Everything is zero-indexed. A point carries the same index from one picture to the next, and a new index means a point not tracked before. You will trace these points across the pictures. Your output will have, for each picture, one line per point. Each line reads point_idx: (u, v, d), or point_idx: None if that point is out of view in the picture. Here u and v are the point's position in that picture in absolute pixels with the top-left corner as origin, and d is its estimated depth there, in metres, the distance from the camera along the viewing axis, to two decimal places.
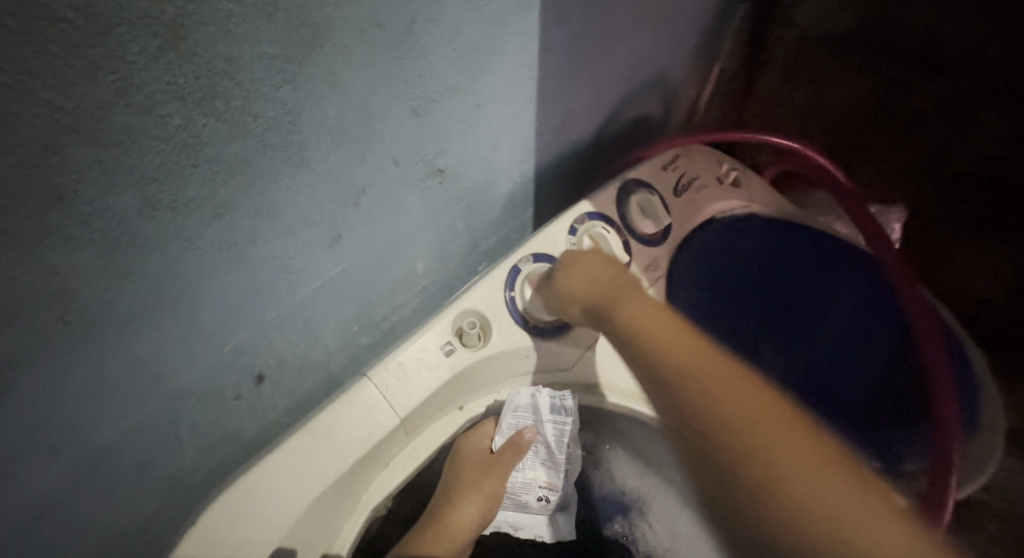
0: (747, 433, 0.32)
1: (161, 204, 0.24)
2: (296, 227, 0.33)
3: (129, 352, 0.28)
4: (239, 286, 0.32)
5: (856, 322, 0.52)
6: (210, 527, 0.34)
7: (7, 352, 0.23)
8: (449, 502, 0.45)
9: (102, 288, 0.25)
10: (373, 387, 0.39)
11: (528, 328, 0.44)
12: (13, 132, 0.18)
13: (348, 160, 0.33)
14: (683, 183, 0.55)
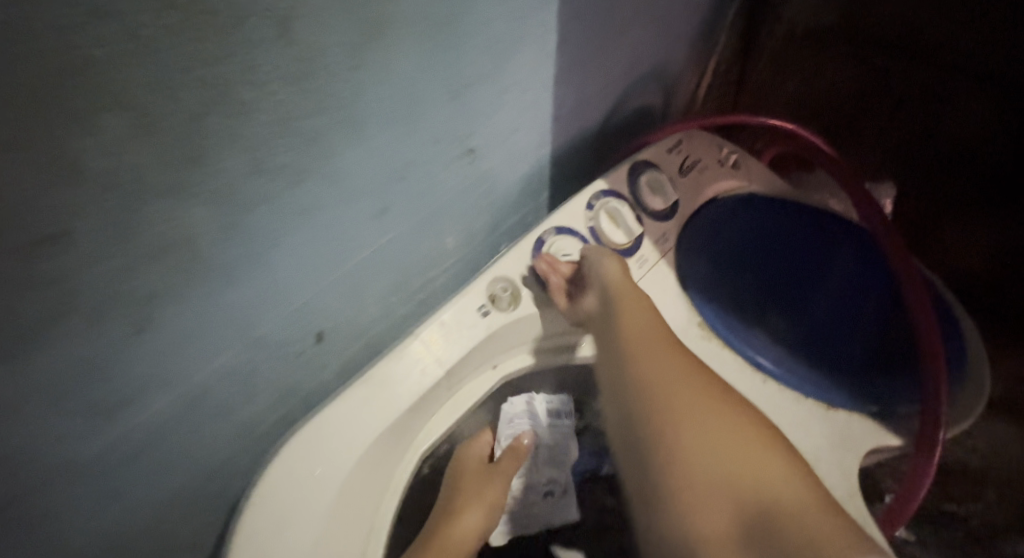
0: (688, 423, 0.35)
1: (260, 168, 0.29)
2: (356, 197, 0.37)
3: (229, 302, 0.32)
4: (312, 248, 0.35)
5: (851, 288, 0.55)
6: (278, 473, 0.36)
7: (147, 288, 0.27)
8: (452, 515, 0.52)
9: (215, 239, 0.29)
10: (419, 343, 0.43)
11: (556, 293, 0.48)
12: (171, 101, 0.23)
13: (398, 136, 0.37)
14: (687, 165, 0.59)
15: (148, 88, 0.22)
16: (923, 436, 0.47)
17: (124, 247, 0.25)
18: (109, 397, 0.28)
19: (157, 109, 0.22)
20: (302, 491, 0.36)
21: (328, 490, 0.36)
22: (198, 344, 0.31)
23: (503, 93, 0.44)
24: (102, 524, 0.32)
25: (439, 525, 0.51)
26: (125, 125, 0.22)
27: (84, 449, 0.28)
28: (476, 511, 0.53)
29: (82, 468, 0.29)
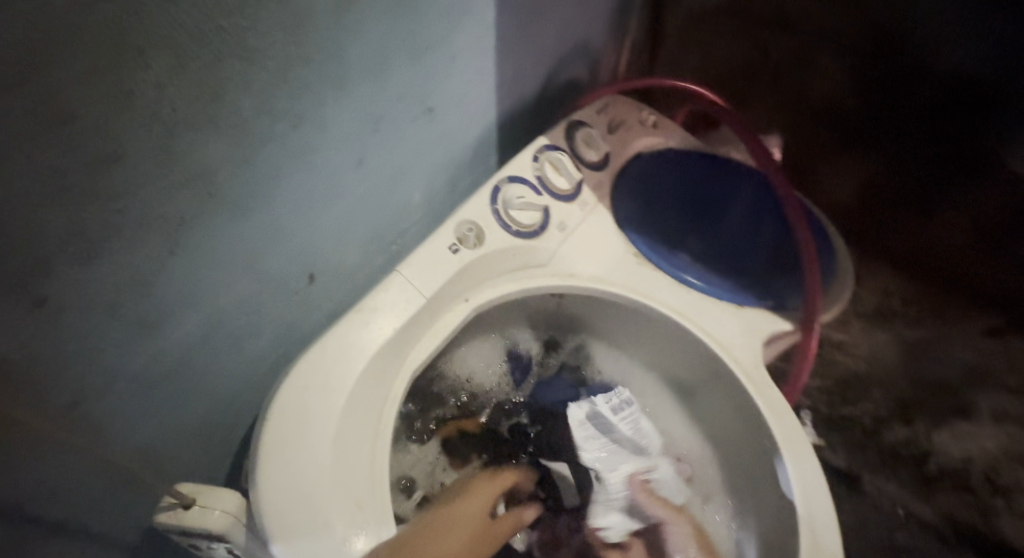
0: None
1: (264, 109, 0.34)
2: (336, 144, 0.42)
3: (239, 230, 0.37)
4: (303, 186, 0.40)
5: (749, 219, 0.66)
6: (287, 390, 0.40)
7: (180, 209, 0.32)
8: (456, 496, 0.48)
9: (230, 169, 0.34)
10: (402, 276, 0.48)
11: (512, 232, 0.55)
12: (201, 43, 0.28)
13: (369, 91, 0.42)
14: (613, 124, 0.69)
15: (186, 30, 0.26)
16: (805, 323, 0.59)
17: (164, 168, 0.30)
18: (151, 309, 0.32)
19: (190, 50, 0.27)
20: (318, 398, 0.40)
21: (337, 397, 0.41)
22: (216, 266, 0.36)
23: (455, 58, 0.50)
24: (136, 442, 0.35)
25: (436, 503, 0.46)
26: (168, 63, 0.27)
27: (130, 356, 0.32)
28: (477, 501, 0.48)
29: (128, 379, 0.33)
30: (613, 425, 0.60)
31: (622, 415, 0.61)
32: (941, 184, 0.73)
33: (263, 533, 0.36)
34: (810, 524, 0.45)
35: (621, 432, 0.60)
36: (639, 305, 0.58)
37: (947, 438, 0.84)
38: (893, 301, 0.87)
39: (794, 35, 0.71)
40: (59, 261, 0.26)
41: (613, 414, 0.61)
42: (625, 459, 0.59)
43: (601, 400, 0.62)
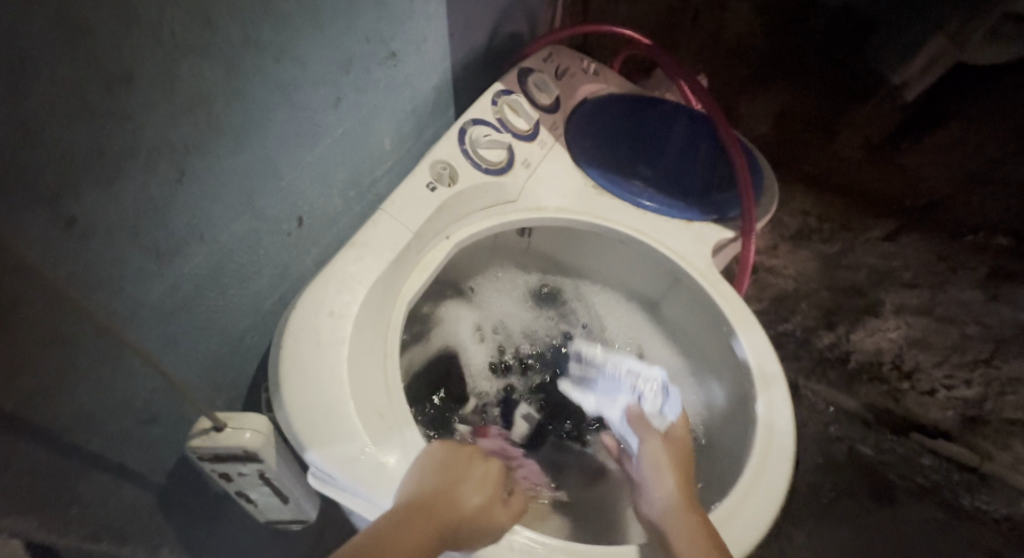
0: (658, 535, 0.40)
1: (251, 41, 0.33)
2: (315, 83, 0.41)
3: (234, 166, 0.37)
4: (288, 125, 0.41)
5: (689, 144, 0.72)
6: (298, 322, 0.43)
7: (184, 140, 0.32)
8: (451, 483, 0.37)
9: (226, 103, 0.34)
10: (388, 214, 0.51)
11: (483, 169, 0.59)
12: None
13: (343, 30, 0.42)
14: (560, 71, 0.73)
15: None
16: (743, 232, 0.66)
17: (170, 97, 0.30)
18: (163, 242, 0.33)
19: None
20: (327, 325, 0.43)
21: (345, 324, 0.43)
22: (217, 203, 0.37)
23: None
24: (155, 379, 0.36)
25: (446, 455, 0.39)
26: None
27: (148, 286, 0.33)
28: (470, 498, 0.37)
29: (149, 310, 0.34)
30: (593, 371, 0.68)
31: (602, 368, 0.68)
32: (835, 106, 0.85)
33: (296, 446, 0.39)
34: (767, 395, 0.52)
35: (601, 376, 0.67)
36: (602, 228, 0.64)
37: (863, 336, 0.95)
38: (810, 221, 0.99)
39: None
40: (85, 184, 0.27)
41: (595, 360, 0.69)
42: (621, 393, 0.63)
43: (582, 352, 0.70)
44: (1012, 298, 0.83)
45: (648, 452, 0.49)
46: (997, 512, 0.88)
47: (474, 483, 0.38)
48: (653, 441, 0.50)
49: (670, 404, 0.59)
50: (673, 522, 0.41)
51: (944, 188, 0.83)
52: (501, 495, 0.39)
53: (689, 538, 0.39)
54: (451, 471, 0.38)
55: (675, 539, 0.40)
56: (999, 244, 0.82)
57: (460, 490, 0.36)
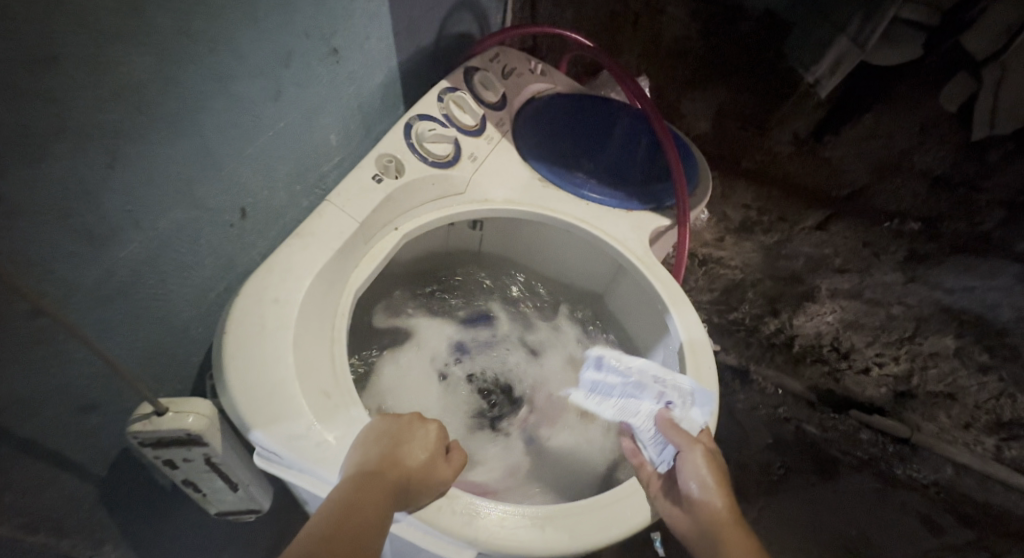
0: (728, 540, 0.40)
1: (182, 29, 0.34)
2: (251, 74, 0.42)
3: (171, 154, 0.37)
4: (226, 115, 0.41)
5: (628, 140, 0.76)
6: (242, 310, 0.43)
7: (115, 124, 0.32)
8: (393, 448, 0.39)
9: (158, 90, 0.34)
10: (333, 205, 0.52)
11: (429, 162, 0.61)
12: None
13: (277, 24, 0.42)
14: (506, 70, 0.75)
15: None
16: (679, 220, 0.70)
17: (97, 83, 0.30)
18: (95, 227, 0.33)
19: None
20: (273, 312, 0.44)
21: (290, 310, 0.44)
22: (155, 190, 0.37)
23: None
24: (88, 367, 0.36)
25: (386, 425, 0.41)
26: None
27: (82, 268, 0.33)
28: (414, 458, 0.39)
29: (82, 292, 0.34)
30: (613, 381, 0.54)
31: (619, 371, 0.54)
32: (764, 103, 0.88)
33: (241, 426, 0.40)
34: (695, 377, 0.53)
35: (630, 388, 0.52)
36: (547, 218, 0.66)
37: (803, 320, 1.03)
38: (751, 213, 1.04)
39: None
40: (7, 162, 0.27)
41: (604, 372, 0.55)
42: (645, 402, 0.51)
43: (602, 357, 0.56)
44: (927, 278, 0.89)
45: (689, 463, 0.44)
46: (925, 478, 0.97)
47: (415, 444, 0.41)
48: (693, 450, 0.45)
49: (701, 405, 0.49)
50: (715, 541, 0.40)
51: (862, 177, 0.87)
52: (444, 452, 0.42)
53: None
54: (393, 439, 0.40)
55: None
56: (912, 229, 0.87)
57: (402, 453, 0.39)
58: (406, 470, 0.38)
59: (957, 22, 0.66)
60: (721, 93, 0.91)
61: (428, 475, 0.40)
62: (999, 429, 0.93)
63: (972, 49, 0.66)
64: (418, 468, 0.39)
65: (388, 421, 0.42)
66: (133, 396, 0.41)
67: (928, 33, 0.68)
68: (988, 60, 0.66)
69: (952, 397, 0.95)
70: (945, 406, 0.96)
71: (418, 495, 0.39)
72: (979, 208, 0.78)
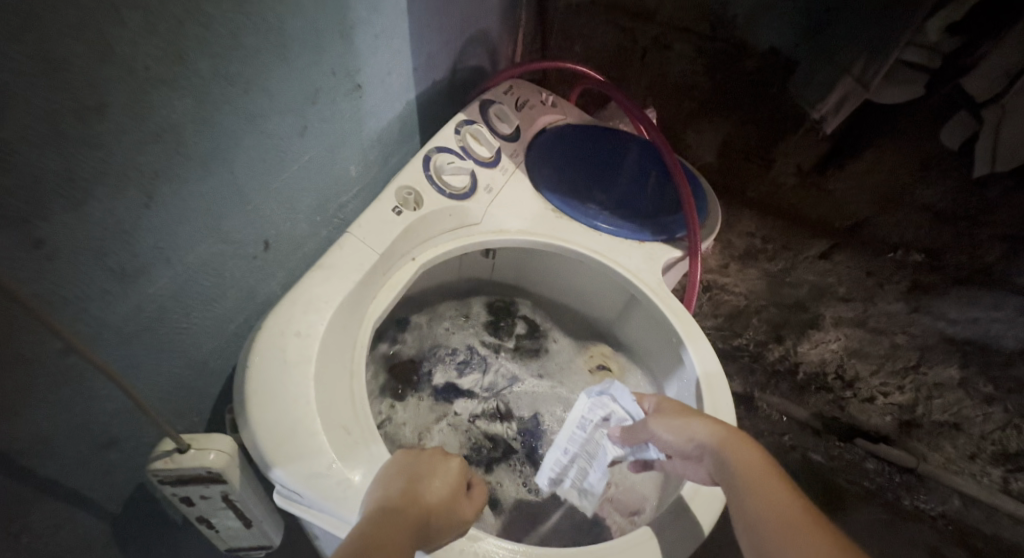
0: (789, 522, 0.34)
1: (224, 74, 0.35)
2: (282, 111, 0.42)
3: (203, 191, 0.37)
4: (257, 153, 0.41)
5: (638, 170, 0.77)
6: (261, 346, 0.43)
7: (156, 164, 0.32)
8: (413, 483, 0.39)
9: (198, 131, 0.35)
10: (354, 236, 0.53)
11: (446, 193, 0.61)
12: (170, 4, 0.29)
13: (308, 63, 0.43)
14: (519, 103, 0.77)
15: None
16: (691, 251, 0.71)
17: (142, 127, 0.30)
18: (128, 265, 0.33)
19: (160, 10, 0.29)
20: (294, 345, 0.44)
21: (311, 344, 0.44)
22: (187, 226, 0.37)
23: (379, 36, 0.52)
24: (110, 406, 0.35)
25: (407, 459, 0.41)
26: (142, 19, 0.28)
27: (113, 305, 0.33)
28: (433, 492, 0.38)
29: (111, 330, 0.34)
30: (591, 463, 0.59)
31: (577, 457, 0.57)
32: (770, 137, 0.90)
33: (261, 464, 0.39)
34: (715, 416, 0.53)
35: None
36: (562, 249, 0.67)
37: (808, 347, 1.02)
38: (755, 241, 1.03)
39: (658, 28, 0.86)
40: (53, 204, 0.27)
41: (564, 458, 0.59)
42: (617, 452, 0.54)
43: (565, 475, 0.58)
44: (930, 309, 0.90)
45: (657, 434, 0.46)
46: (932, 509, 0.95)
47: (436, 478, 0.40)
48: (649, 422, 0.47)
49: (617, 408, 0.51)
50: (724, 450, 0.41)
51: (863, 211, 0.89)
52: (465, 489, 0.41)
53: (760, 487, 0.37)
54: (414, 472, 0.40)
55: (746, 498, 0.37)
56: (915, 260, 0.89)
57: (421, 487, 0.38)
58: (425, 504, 0.37)
59: (954, 67, 0.68)
60: (725, 125, 0.92)
61: (450, 514, 0.38)
62: (1004, 460, 0.91)
63: (975, 91, 0.67)
64: (438, 504, 0.38)
65: (409, 455, 0.41)
66: (153, 431, 0.40)
67: (932, 74, 0.69)
68: (990, 101, 0.67)
69: (958, 427, 0.93)
70: (951, 436, 0.94)
71: (439, 532, 0.38)
72: (980, 244, 0.81)
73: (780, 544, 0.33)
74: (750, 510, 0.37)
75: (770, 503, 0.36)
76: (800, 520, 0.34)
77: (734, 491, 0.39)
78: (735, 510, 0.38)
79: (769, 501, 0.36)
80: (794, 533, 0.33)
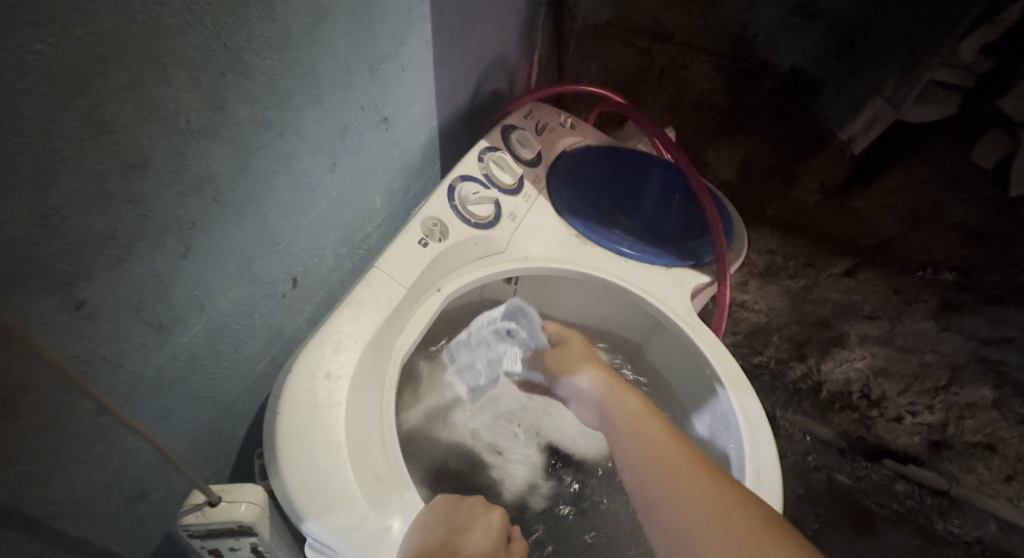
0: (662, 455, 0.45)
1: (260, 120, 0.34)
2: (313, 149, 0.42)
3: (238, 235, 0.37)
4: (288, 193, 0.41)
5: (663, 192, 0.76)
6: (292, 390, 0.42)
7: (194, 215, 0.32)
8: (452, 534, 0.37)
9: (235, 178, 0.34)
10: (382, 270, 0.52)
11: (471, 223, 0.61)
12: (211, 56, 0.28)
13: (338, 100, 0.43)
14: (539, 126, 0.76)
15: (200, 49, 0.28)
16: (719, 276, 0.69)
17: (182, 180, 0.30)
18: (165, 317, 0.33)
19: (203, 63, 0.28)
20: (324, 388, 0.43)
21: (341, 387, 0.43)
22: (221, 271, 0.36)
23: (406, 68, 0.52)
24: (140, 461, 0.34)
25: (446, 507, 0.40)
26: (186, 74, 0.27)
27: (149, 357, 0.33)
28: (471, 544, 0.37)
29: (146, 383, 0.33)
30: (458, 362, 0.63)
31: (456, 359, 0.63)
32: (791, 154, 0.87)
33: (294, 516, 0.38)
34: (754, 454, 0.51)
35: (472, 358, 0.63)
36: (586, 275, 0.66)
37: (833, 366, 0.99)
38: (777, 258, 1.00)
39: (676, 48, 0.85)
40: (95, 266, 0.26)
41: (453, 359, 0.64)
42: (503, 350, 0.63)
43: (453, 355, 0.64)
44: (961, 327, 0.83)
45: (577, 376, 0.58)
46: (967, 535, 0.90)
47: (475, 529, 0.39)
48: (567, 364, 0.59)
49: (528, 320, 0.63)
50: (614, 400, 0.53)
51: (891, 229, 0.84)
52: (504, 543, 0.40)
53: (642, 429, 0.48)
54: (453, 520, 0.39)
55: (625, 432, 0.49)
56: (945, 279, 0.82)
57: (459, 538, 0.37)
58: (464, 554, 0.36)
59: (989, 86, 0.66)
60: (744, 142, 0.90)
61: None
62: None
63: (1009, 110, 0.66)
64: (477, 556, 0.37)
65: (448, 502, 0.40)
66: (183, 481, 0.39)
67: (965, 94, 0.68)
68: None
69: (992, 448, 0.87)
70: (985, 458, 0.88)
71: None
72: (1013, 262, 0.74)
73: (619, 422, 0.51)
74: (627, 448, 0.48)
75: (621, 403, 0.52)
76: (674, 445, 0.46)
77: (620, 438, 0.50)
78: (621, 447, 0.49)
79: (648, 435, 0.48)
80: (634, 419, 0.50)
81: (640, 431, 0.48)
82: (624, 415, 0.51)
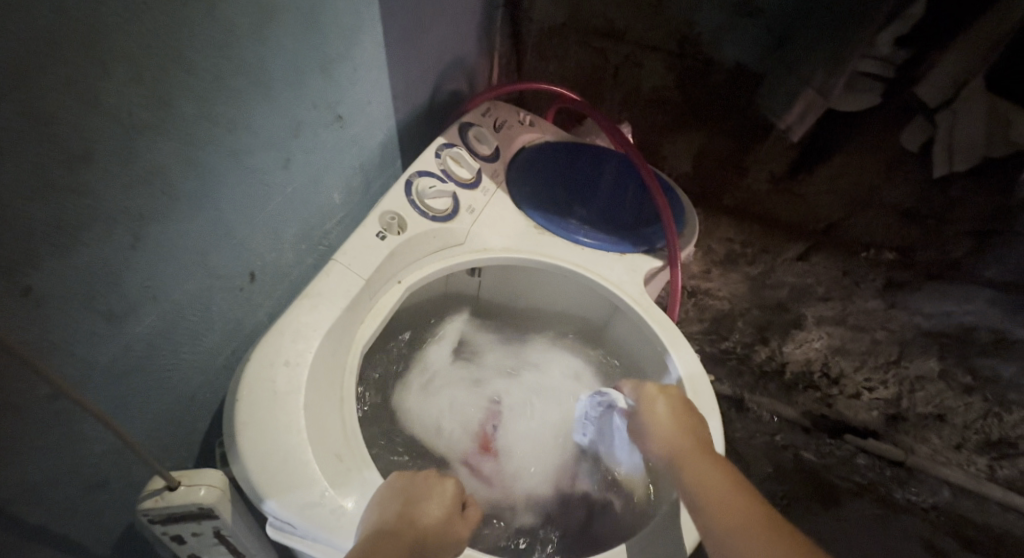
0: (737, 517, 0.40)
1: (207, 117, 0.36)
2: (265, 145, 0.43)
3: (190, 229, 0.38)
4: (241, 188, 0.42)
5: (617, 183, 0.79)
6: (251, 378, 0.43)
7: (142, 207, 0.33)
8: (410, 504, 0.39)
9: (185, 173, 0.36)
10: (340, 262, 0.53)
11: (428, 216, 0.63)
12: (154, 55, 0.30)
13: (289, 98, 0.44)
14: (497, 124, 0.78)
15: (141, 47, 0.29)
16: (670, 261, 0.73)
17: (129, 172, 0.31)
18: (117, 307, 0.34)
19: (145, 60, 0.30)
20: (283, 375, 0.44)
21: (300, 373, 0.45)
22: (174, 263, 0.38)
23: (359, 68, 0.54)
24: (98, 449, 0.35)
25: (404, 480, 0.41)
26: (128, 72, 0.29)
27: (100, 346, 0.34)
28: (428, 513, 0.39)
29: (100, 371, 0.34)
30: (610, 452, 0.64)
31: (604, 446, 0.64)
32: (741, 146, 0.91)
33: (254, 497, 0.40)
34: None
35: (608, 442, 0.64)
36: (544, 263, 0.68)
37: (792, 347, 1.00)
38: (735, 245, 1.04)
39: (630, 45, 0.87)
40: (41, 254, 0.28)
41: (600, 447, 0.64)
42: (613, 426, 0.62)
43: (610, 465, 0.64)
44: (906, 304, 0.91)
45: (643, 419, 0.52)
46: (924, 502, 0.91)
47: (432, 498, 0.40)
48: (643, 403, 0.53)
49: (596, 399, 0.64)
50: (682, 453, 0.47)
51: (837, 212, 0.90)
52: (460, 509, 0.42)
53: (713, 487, 0.43)
54: (410, 491, 0.40)
55: (694, 488, 0.44)
56: (888, 258, 0.90)
57: (417, 508, 0.39)
58: (422, 524, 0.38)
59: (911, 75, 0.71)
60: (697, 133, 0.93)
61: (446, 533, 0.39)
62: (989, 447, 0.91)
63: (927, 96, 0.71)
64: (434, 525, 0.39)
65: (407, 474, 0.42)
66: (141, 470, 0.40)
67: (887, 83, 0.72)
68: (943, 105, 0.71)
69: (942, 418, 0.93)
70: (937, 427, 0.93)
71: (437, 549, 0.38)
72: (948, 238, 0.82)
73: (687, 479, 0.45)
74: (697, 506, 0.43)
75: (716, 493, 0.42)
76: (751, 509, 0.41)
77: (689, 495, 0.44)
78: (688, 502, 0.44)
79: (720, 497, 0.42)
80: (704, 480, 0.44)
81: (712, 492, 0.43)
82: (712, 500, 0.42)
